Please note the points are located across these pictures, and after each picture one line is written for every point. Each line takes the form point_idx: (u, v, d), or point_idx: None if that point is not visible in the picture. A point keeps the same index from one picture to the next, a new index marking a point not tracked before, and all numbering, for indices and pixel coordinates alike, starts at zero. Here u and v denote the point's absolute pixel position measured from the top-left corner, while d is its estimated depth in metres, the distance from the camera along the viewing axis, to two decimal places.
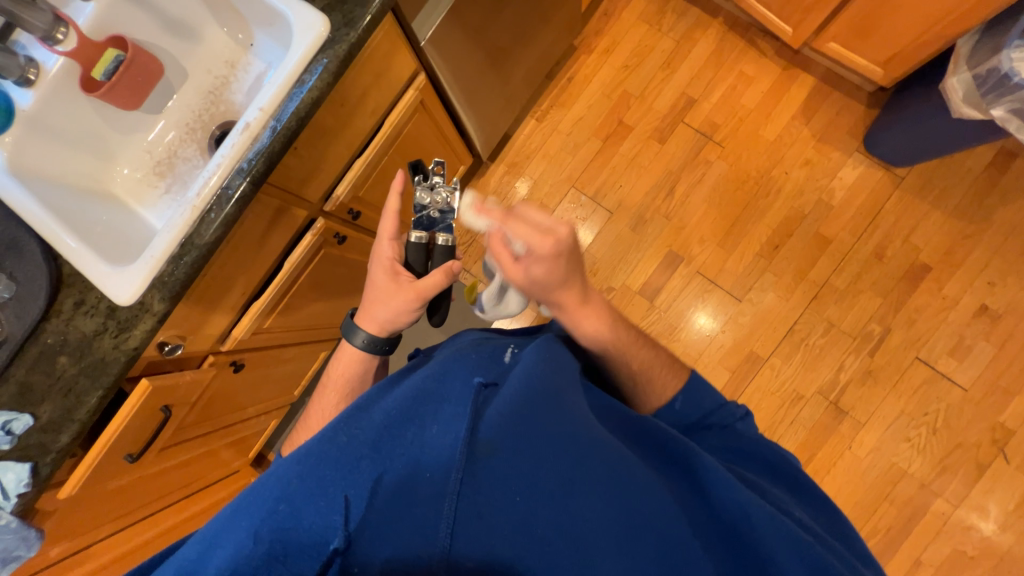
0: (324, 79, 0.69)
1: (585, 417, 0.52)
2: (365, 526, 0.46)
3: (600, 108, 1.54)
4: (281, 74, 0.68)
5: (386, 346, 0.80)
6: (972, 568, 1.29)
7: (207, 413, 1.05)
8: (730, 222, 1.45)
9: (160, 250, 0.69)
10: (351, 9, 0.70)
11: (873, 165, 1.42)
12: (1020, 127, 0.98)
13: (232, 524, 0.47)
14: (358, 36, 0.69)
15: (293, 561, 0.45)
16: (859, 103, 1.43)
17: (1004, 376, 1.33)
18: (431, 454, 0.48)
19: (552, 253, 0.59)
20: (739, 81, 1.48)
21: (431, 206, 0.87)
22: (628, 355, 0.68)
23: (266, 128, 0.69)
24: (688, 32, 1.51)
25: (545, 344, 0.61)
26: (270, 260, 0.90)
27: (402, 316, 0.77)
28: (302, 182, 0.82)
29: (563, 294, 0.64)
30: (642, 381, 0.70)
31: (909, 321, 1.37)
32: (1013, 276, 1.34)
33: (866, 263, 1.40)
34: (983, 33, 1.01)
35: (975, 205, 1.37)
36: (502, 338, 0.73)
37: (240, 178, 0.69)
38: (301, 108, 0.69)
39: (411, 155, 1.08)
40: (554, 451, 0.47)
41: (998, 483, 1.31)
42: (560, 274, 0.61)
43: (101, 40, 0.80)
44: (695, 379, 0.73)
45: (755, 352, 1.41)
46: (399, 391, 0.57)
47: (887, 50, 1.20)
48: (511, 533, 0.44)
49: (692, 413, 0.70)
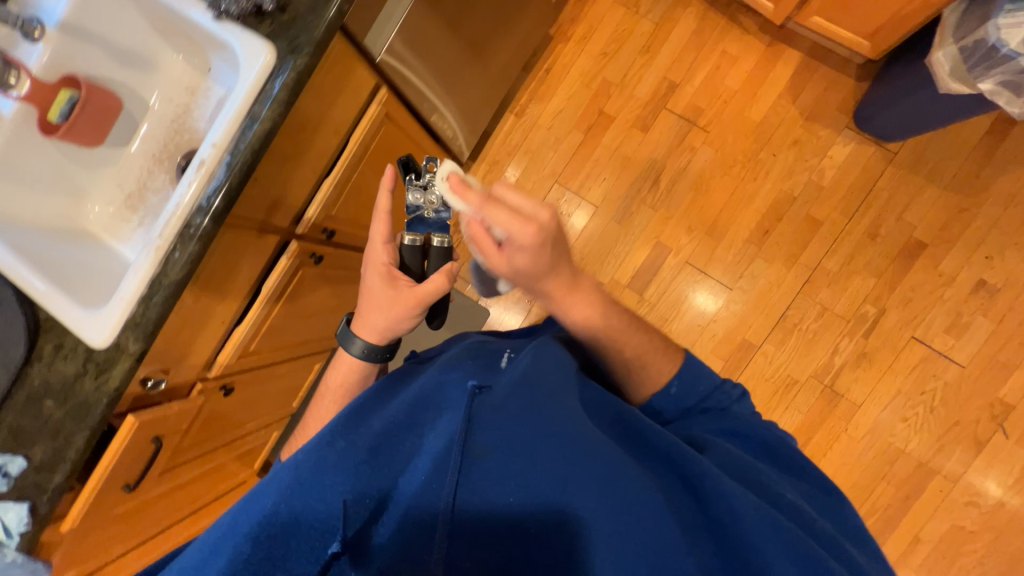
0: (275, 110, 0.68)
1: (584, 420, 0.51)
2: (366, 527, 0.49)
3: (579, 99, 1.49)
4: (231, 107, 0.68)
5: (386, 353, 0.78)
6: (971, 543, 1.30)
7: (205, 434, 1.08)
8: (718, 209, 1.43)
9: (130, 292, 0.70)
10: (296, 32, 0.68)
11: (864, 141, 1.37)
12: (1011, 99, 0.93)
13: (235, 527, 0.49)
14: (307, 61, 0.67)
15: (290, 563, 0.47)
16: (849, 77, 1.38)
17: (1003, 351, 1.31)
18: (427, 466, 0.49)
19: (538, 238, 0.58)
20: (723, 61, 1.43)
21: (424, 205, 0.83)
22: (621, 344, 0.69)
23: (222, 163, 0.69)
24: (667, 12, 1.46)
25: (539, 348, 0.61)
26: (246, 287, 0.90)
27: (400, 324, 0.77)
28: (268, 210, 0.82)
29: (549, 280, 0.64)
30: (636, 367, 0.70)
31: (905, 300, 1.35)
32: (1011, 249, 1.31)
33: (859, 243, 1.37)
34: (970, 0, 0.95)
35: (972, 176, 1.32)
36: (497, 342, 0.73)
37: (200, 215, 0.69)
38: (254, 140, 0.68)
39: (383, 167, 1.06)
40: (550, 448, 0.47)
41: (997, 458, 1.30)
42: (545, 260, 0.61)
43: (53, 80, 0.79)
44: (690, 361, 0.72)
45: (748, 339, 1.40)
46: (399, 399, 0.58)
47: (874, 22, 1.15)
48: (508, 538, 0.46)
49: (688, 397, 0.70)
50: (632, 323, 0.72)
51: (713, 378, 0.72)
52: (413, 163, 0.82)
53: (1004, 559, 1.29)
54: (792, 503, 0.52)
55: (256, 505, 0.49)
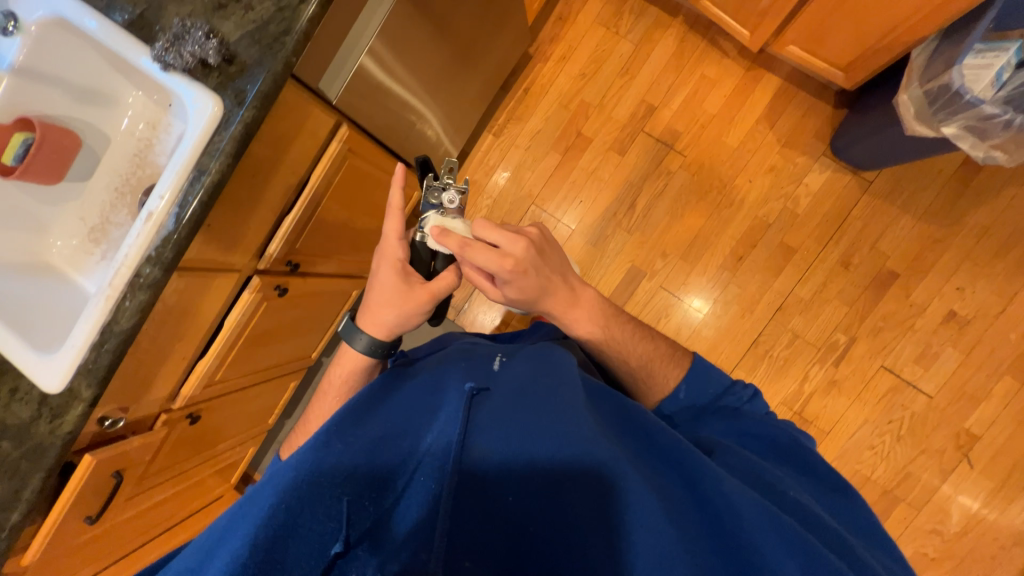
0: (223, 162, 0.68)
1: (580, 410, 0.55)
2: (368, 528, 0.48)
3: (558, 120, 1.49)
4: (179, 160, 0.68)
5: (388, 351, 0.73)
6: (932, 569, 1.32)
7: (174, 459, 1.10)
8: (693, 233, 1.43)
9: (81, 340, 0.71)
10: (242, 84, 0.68)
11: (840, 169, 1.37)
12: (975, 143, 0.94)
13: (232, 532, 0.45)
14: (253, 114, 0.67)
15: (291, 567, 0.44)
16: (826, 104, 1.37)
17: (971, 382, 1.32)
18: (431, 462, 0.51)
19: (523, 268, 0.65)
20: (701, 84, 1.42)
21: (443, 207, 0.77)
22: (624, 355, 0.78)
23: (171, 214, 0.69)
24: (647, 34, 1.44)
25: (537, 351, 0.67)
26: (207, 322, 0.91)
27: (411, 320, 0.73)
28: (225, 251, 0.82)
29: (549, 298, 0.72)
30: (645, 376, 0.78)
31: (875, 329, 1.35)
32: (983, 281, 1.31)
33: (832, 271, 1.37)
34: (938, 42, 0.96)
35: (946, 207, 1.32)
36: (490, 344, 0.76)
37: (149, 265, 0.70)
38: (203, 193, 0.69)
39: (350, 198, 1.07)
40: (547, 447, 0.51)
41: (961, 488, 1.32)
42: (534, 284, 0.68)
43: (8, 122, 0.80)
44: (695, 363, 0.80)
45: (719, 365, 1.41)
46: (396, 398, 0.60)
47: (848, 55, 1.14)
48: (517, 525, 0.49)
49: (697, 399, 0.77)
50: (633, 328, 0.81)
51: (723, 382, 0.78)
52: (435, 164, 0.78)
53: None
54: (775, 481, 0.56)
55: (254, 505, 0.47)
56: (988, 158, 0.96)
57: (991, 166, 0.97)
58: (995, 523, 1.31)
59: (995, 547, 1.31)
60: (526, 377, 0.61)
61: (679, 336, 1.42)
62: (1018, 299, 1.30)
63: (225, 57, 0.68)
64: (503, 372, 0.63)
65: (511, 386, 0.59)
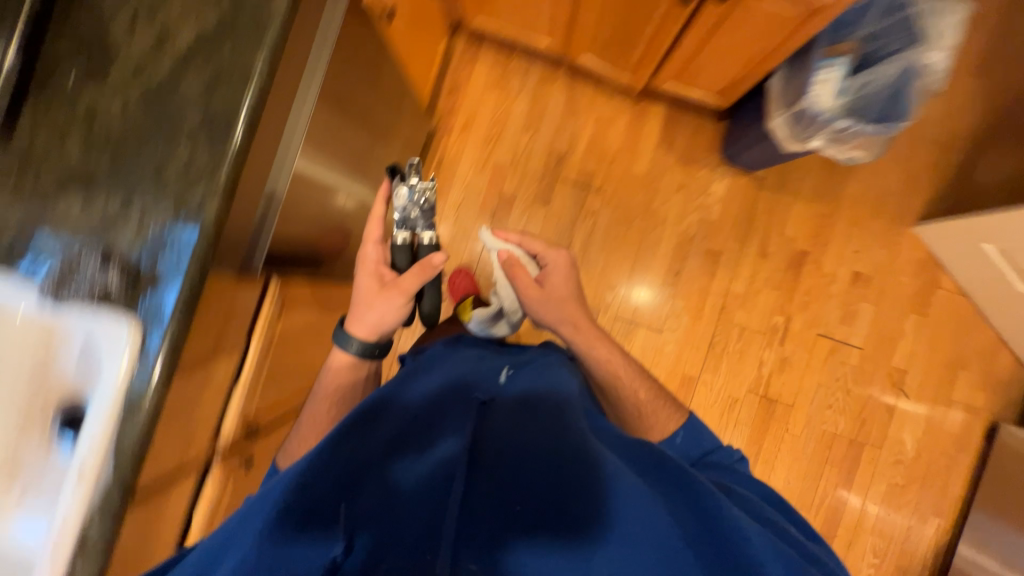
0: (155, 390, 0.61)
1: (570, 418, 0.75)
2: (383, 514, 0.60)
3: (478, 187, 1.52)
4: (103, 402, 0.60)
5: (376, 351, 0.91)
6: (905, 494, 1.51)
7: None
8: (631, 261, 1.51)
9: None
10: (157, 300, 0.61)
11: (736, 172, 1.52)
12: (838, 149, 1.11)
13: (247, 529, 0.56)
14: (177, 331, 0.61)
15: (315, 534, 0.57)
16: (709, 119, 1.51)
17: (887, 326, 1.53)
18: (449, 462, 0.66)
19: (562, 266, 1.09)
20: (599, 124, 1.51)
21: (411, 206, 1.02)
22: (628, 383, 0.97)
23: (106, 461, 0.61)
24: (537, 88, 1.51)
25: (535, 373, 0.91)
26: (174, 531, 0.81)
27: (390, 320, 0.90)
28: (177, 458, 0.74)
29: (570, 308, 1.03)
30: (646, 412, 0.94)
31: (803, 304, 1.52)
32: (871, 240, 1.52)
33: (755, 263, 1.52)
34: (788, 70, 1.11)
35: (827, 185, 1.52)
36: (495, 361, 0.99)
37: (94, 526, 0.61)
38: (139, 429, 0.61)
39: (293, 339, 1.02)
40: (548, 447, 0.68)
41: (906, 418, 1.52)
42: (566, 284, 1.07)
43: None
44: (693, 422, 0.92)
45: (688, 373, 1.51)
46: (413, 407, 0.77)
47: (718, 83, 1.28)
48: (509, 492, 0.64)
49: (692, 450, 0.88)
50: (643, 377, 1.00)
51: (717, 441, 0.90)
52: (401, 168, 1.00)
53: (932, 499, 1.52)
54: (767, 517, 0.67)
55: (278, 493, 0.59)
56: (850, 158, 1.13)
57: (854, 164, 1.14)
58: (939, 438, 1.52)
59: (946, 458, 1.52)
60: (522, 398, 0.81)
61: (646, 358, 1.50)
62: (901, 247, 1.52)
63: (131, 276, 0.61)
64: (503, 389, 0.84)
65: (511, 405, 0.79)
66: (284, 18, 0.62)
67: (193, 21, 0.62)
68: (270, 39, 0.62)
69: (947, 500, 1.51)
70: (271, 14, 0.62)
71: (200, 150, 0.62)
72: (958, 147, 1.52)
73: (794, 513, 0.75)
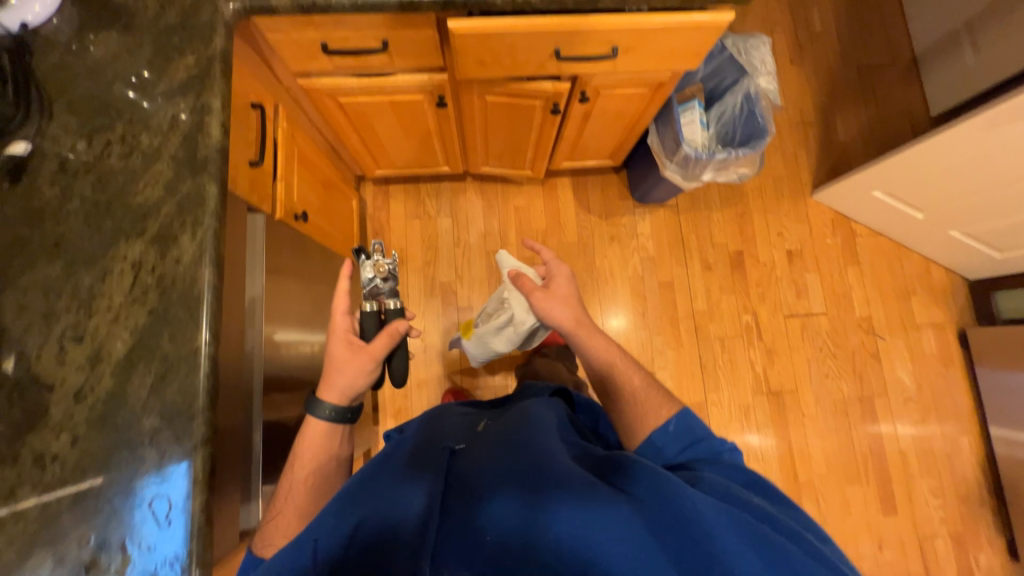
0: None
1: (541, 445, 0.68)
2: None
3: (435, 310, 1.56)
4: None
5: (349, 415, 0.83)
6: (927, 425, 1.59)
7: None
8: (600, 320, 1.58)
9: None
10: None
11: (652, 208, 1.66)
12: (731, 173, 1.23)
13: None
14: None
15: None
16: (610, 173, 1.66)
17: (836, 286, 1.66)
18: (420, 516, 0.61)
19: (560, 275, 1.01)
20: (520, 213, 1.62)
21: (375, 279, 0.90)
22: (627, 378, 0.83)
23: None
24: (453, 203, 1.61)
25: (516, 417, 0.82)
26: None
27: (360, 384, 0.83)
28: None
29: (566, 310, 0.95)
30: (642, 410, 0.78)
31: (761, 295, 1.63)
32: (786, 219, 1.69)
33: (705, 277, 1.63)
34: (659, 126, 1.26)
35: (730, 189, 1.69)
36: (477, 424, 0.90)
37: None
38: None
39: None
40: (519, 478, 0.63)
41: (893, 357, 1.63)
42: (567, 290, 0.99)
43: None
44: (687, 413, 0.76)
45: (696, 400, 1.54)
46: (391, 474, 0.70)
47: (605, 150, 1.42)
48: (470, 528, 0.59)
49: (676, 442, 0.73)
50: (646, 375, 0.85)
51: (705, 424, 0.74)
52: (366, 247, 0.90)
53: (951, 418, 1.60)
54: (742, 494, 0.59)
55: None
56: (741, 176, 1.25)
57: (748, 178, 1.25)
58: (928, 361, 1.63)
59: (942, 378, 1.62)
60: (499, 438, 0.74)
61: None
62: (811, 216, 1.70)
63: None
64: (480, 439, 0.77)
65: (494, 446, 0.72)
66: (213, 295, 0.64)
67: (121, 329, 0.62)
68: (206, 318, 0.63)
69: (964, 414, 1.60)
70: (199, 296, 0.63)
71: (167, 452, 0.60)
72: (812, 120, 1.76)
73: (801, 518, 0.61)
